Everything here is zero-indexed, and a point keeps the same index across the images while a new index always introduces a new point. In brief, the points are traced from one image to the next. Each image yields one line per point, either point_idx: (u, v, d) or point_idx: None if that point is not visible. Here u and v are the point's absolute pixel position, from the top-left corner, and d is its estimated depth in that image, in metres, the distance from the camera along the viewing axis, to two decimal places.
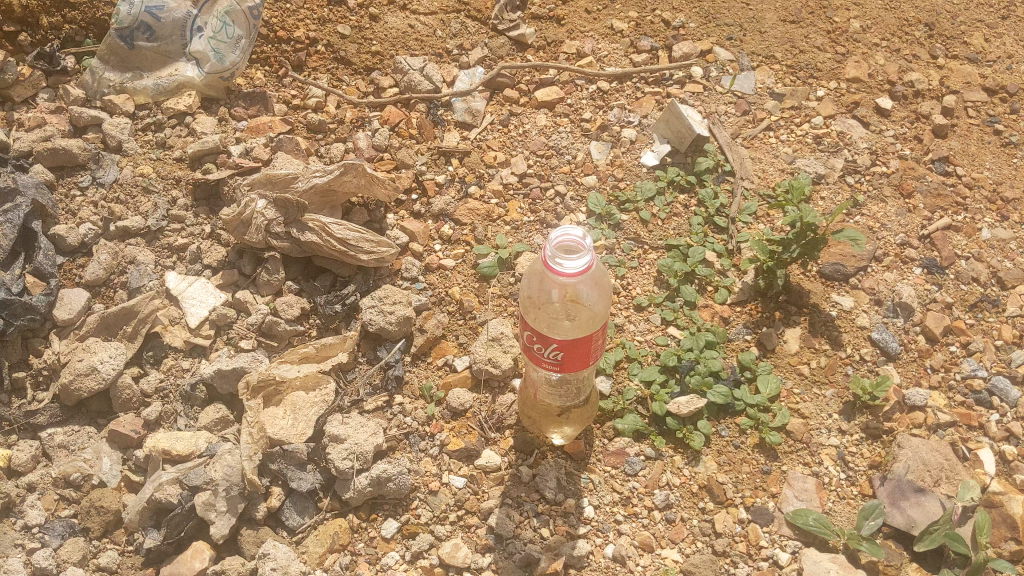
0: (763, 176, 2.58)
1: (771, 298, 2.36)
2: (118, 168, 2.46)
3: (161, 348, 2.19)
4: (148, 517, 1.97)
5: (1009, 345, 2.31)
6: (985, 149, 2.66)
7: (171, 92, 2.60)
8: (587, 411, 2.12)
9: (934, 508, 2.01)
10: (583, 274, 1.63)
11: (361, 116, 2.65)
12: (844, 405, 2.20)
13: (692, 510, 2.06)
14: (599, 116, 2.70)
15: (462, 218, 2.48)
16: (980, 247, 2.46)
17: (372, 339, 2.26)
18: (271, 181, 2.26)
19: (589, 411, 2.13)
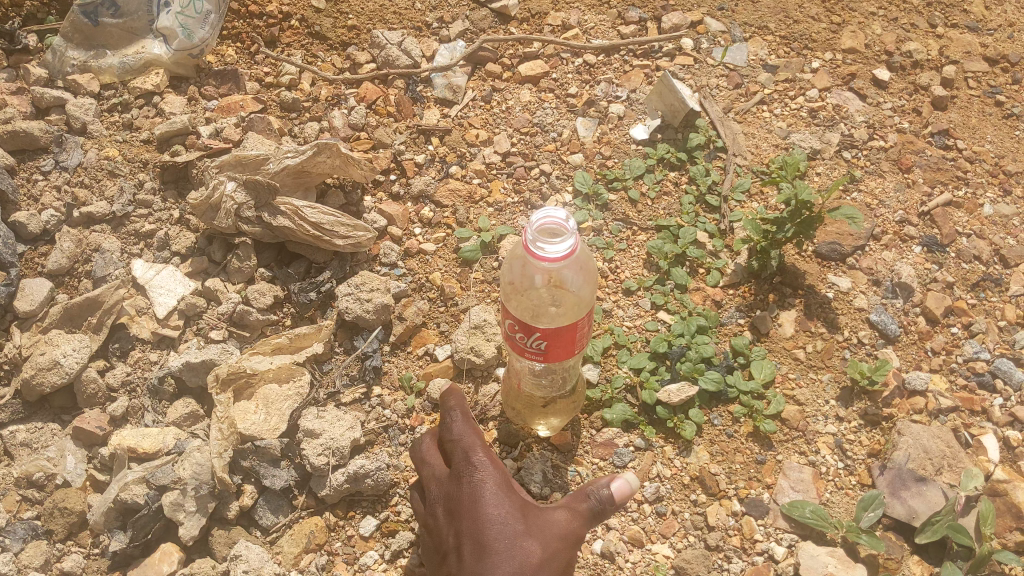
0: (757, 152, 2.47)
1: (764, 280, 2.26)
2: (82, 151, 2.34)
3: (128, 339, 2.09)
4: (114, 519, 1.88)
5: (1012, 326, 2.22)
6: (987, 122, 2.56)
7: (139, 71, 2.48)
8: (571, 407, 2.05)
9: (937, 498, 1.93)
10: (566, 257, 1.51)
11: (337, 93, 2.53)
12: (841, 391, 2.11)
13: (683, 503, 1.98)
14: (586, 91, 2.59)
15: (443, 199, 2.37)
16: (981, 223, 2.37)
17: (349, 327, 2.16)
18: (241, 163, 2.15)
19: (573, 411, 2.07)
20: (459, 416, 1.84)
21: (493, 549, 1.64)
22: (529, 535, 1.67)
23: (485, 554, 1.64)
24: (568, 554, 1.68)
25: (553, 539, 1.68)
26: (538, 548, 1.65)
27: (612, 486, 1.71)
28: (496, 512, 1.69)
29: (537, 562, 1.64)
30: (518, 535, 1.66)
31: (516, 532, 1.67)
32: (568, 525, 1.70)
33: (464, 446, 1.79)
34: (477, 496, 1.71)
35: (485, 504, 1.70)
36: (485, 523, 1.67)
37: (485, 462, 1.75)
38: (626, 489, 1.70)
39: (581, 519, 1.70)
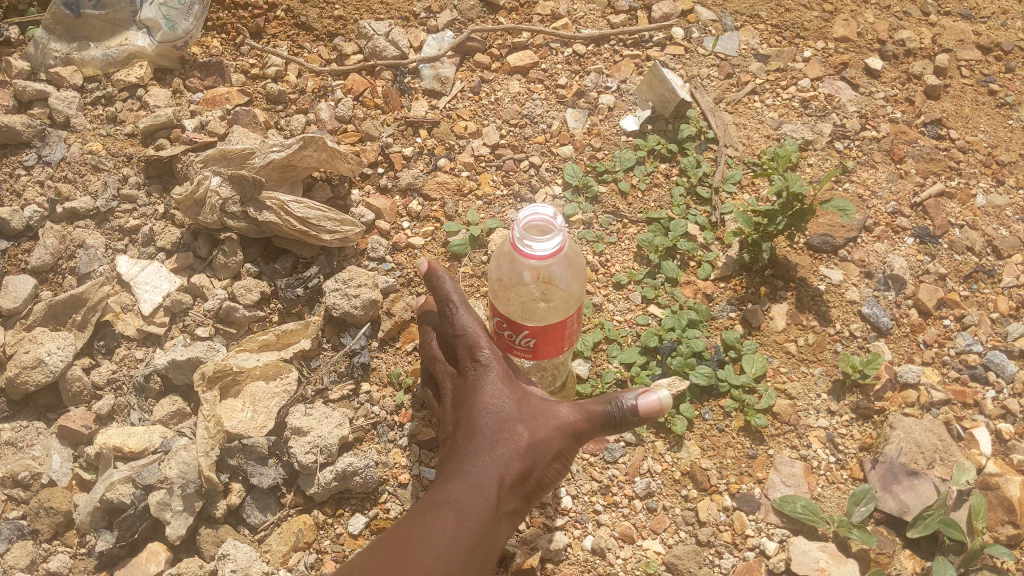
0: (748, 143, 2.45)
1: (756, 273, 2.25)
2: (65, 144, 2.32)
3: (113, 337, 2.07)
4: (100, 519, 1.86)
5: (1005, 318, 2.21)
6: (980, 111, 2.54)
7: (122, 63, 2.44)
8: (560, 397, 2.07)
9: (929, 492, 1.93)
10: (554, 258, 1.49)
11: (323, 85, 2.51)
12: (832, 384, 2.10)
13: (674, 498, 1.97)
14: (575, 82, 2.56)
15: (430, 192, 2.35)
16: (974, 214, 2.35)
17: (336, 323, 2.14)
18: (225, 157, 2.12)
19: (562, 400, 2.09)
20: (462, 309, 1.80)
21: (484, 432, 1.72)
22: (520, 421, 1.73)
23: (476, 439, 1.72)
24: (564, 441, 1.71)
25: (546, 426, 1.72)
26: (527, 433, 1.72)
27: (639, 398, 1.61)
28: (490, 402, 1.74)
29: (524, 447, 1.71)
30: (508, 420, 1.73)
31: (508, 419, 1.73)
32: (565, 414, 1.72)
33: (468, 343, 1.79)
34: (476, 384, 1.77)
35: (485, 398, 1.75)
36: (480, 411, 1.74)
37: (486, 354, 1.77)
38: (654, 403, 1.60)
39: (579, 416, 1.69)
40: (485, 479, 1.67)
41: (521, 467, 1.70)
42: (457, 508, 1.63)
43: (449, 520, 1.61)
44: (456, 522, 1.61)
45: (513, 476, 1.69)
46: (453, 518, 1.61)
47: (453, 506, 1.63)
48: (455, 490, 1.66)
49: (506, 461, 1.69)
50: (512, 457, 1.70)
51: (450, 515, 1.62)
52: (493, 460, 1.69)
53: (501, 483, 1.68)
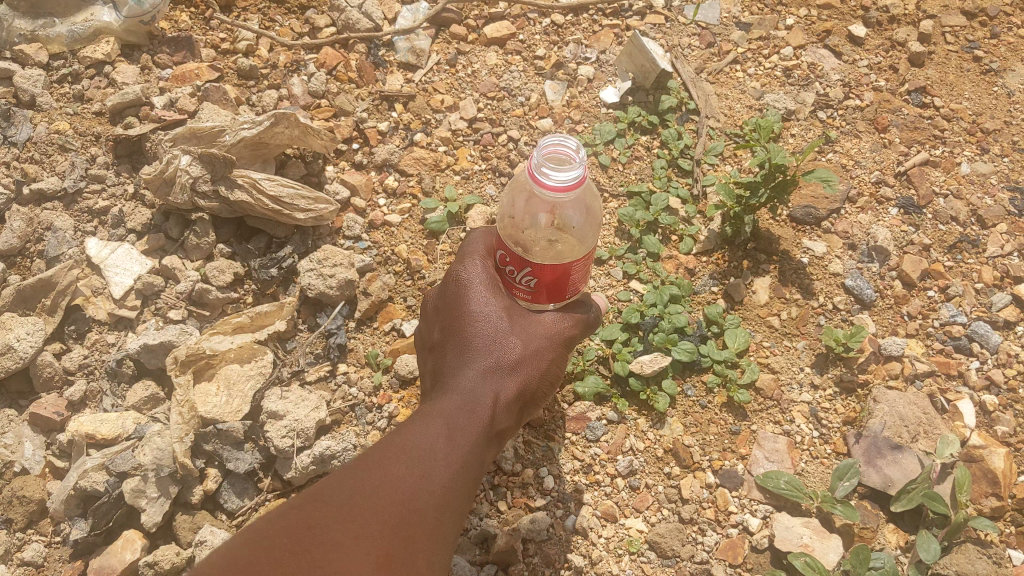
0: (730, 114, 2.41)
1: (738, 247, 2.22)
2: (31, 125, 2.24)
3: (84, 321, 2.02)
4: (74, 506, 1.83)
5: (989, 288, 2.18)
6: (964, 78, 2.50)
7: (89, 39, 2.36)
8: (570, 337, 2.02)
9: (912, 466, 1.91)
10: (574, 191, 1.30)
11: (296, 59, 2.45)
12: (816, 358, 2.08)
13: (657, 476, 1.95)
14: (554, 53, 2.51)
15: (407, 168, 2.31)
16: (958, 183, 2.32)
17: (312, 303, 2.10)
18: (195, 135, 2.06)
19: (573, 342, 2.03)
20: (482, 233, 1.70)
21: (476, 345, 1.58)
22: (514, 332, 1.60)
23: (469, 349, 1.59)
24: (553, 351, 1.65)
25: (538, 340, 1.63)
26: (521, 345, 1.60)
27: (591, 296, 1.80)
28: (483, 312, 1.60)
29: (517, 359, 1.59)
30: (501, 330, 1.59)
31: (502, 331, 1.60)
32: (557, 324, 1.65)
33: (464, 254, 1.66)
34: (466, 291, 1.62)
35: (474, 307, 1.60)
36: (471, 321, 1.60)
37: (479, 261, 1.63)
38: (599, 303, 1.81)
39: (570, 322, 1.66)
40: (479, 391, 1.55)
41: (513, 379, 1.59)
42: (446, 427, 1.47)
43: (441, 435, 1.45)
44: (448, 438, 1.46)
45: (505, 389, 1.58)
46: (444, 433, 1.46)
47: (440, 422, 1.48)
48: (444, 402, 1.52)
49: (498, 373, 1.57)
50: (501, 374, 1.58)
51: (441, 427, 1.47)
52: (484, 371, 1.57)
53: (493, 400, 1.55)
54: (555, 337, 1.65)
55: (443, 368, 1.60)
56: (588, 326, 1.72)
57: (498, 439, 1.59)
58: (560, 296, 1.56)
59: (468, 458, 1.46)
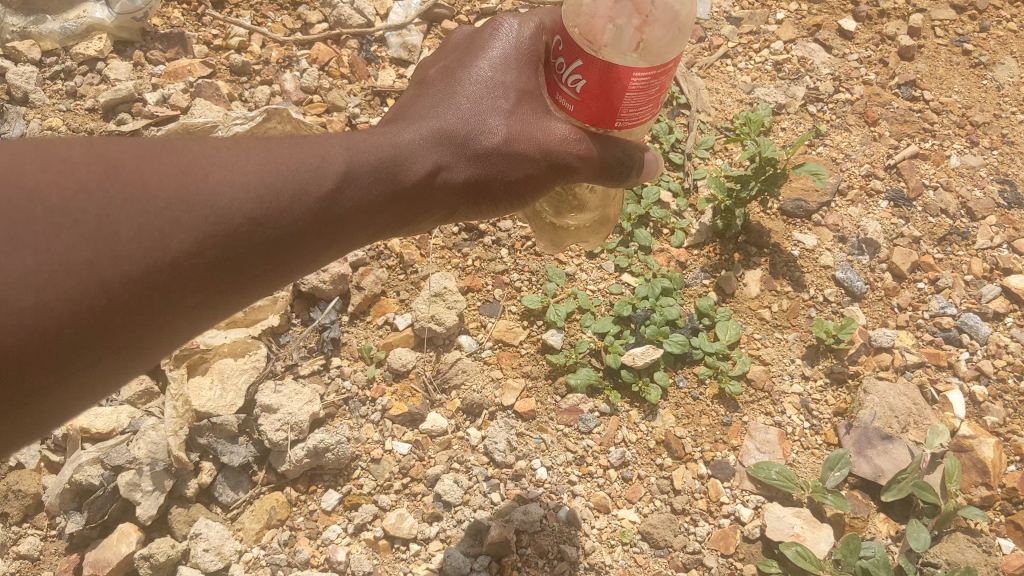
0: (720, 108, 2.42)
1: (729, 239, 2.22)
2: (24, 121, 2.25)
3: None
4: (69, 500, 1.85)
5: (979, 280, 2.20)
6: (954, 71, 2.51)
7: (81, 36, 2.37)
8: (599, 229, 2.10)
9: (902, 456, 1.93)
10: None
11: (288, 55, 2.45)
12: (806, 350, 2.09)
13: (650, 467, 1.96)
14: None
15: None
16: (948, 175, 2.33)
17: (305, 298, 2.11)
18: (187, 130, 2.15)
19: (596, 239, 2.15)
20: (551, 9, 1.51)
21: (462, 90, 1.41)
22: (507, 115, 1.39)
23: (445, 99, 1.41)
24: (543, 165, 1.40)
25: (535, 132, 1.39)
26: (506, 132, 1.38)
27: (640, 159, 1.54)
28: (496, 61, 1.43)
29: (490, 151, 1.38)
30: (499, 106, 1.40)
31: (493, 108, 1.39)
32: (563, 136, 1.39)
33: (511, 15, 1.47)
34: (492, 41, 1.45)
35: (479, 75, 1.42)
36: (468, 84, 1.41)
37: (528, 29, 1.46)
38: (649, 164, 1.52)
39: (581, 150, 1.40)
40: (423, 152, 1.34)
41: (470, 168, 1.38)
42: (342, 167, 1.25)
43: (339, 148, 1.27)
44: (344, 150, 1.27)
45: (455, 174, 1.37)
46: (343, 153, 1.26)
47: (340, 143, 1.28)
48: (380, 133, 1.34)
49: (461, 144, 1.37)
50: (460, 159, 1.37)
51: (341, 142, 1.28)
52: (437, 130, 1.37)
53: (427, 173, 1.35)
54: (554, 153, 1.39)
55: (412, 109, 1.42)
56: (609, 173, 1.46)
57: (414, 209, 1.37)
58: (604, 119, 1.36)
59: (328, 237, 1.23)
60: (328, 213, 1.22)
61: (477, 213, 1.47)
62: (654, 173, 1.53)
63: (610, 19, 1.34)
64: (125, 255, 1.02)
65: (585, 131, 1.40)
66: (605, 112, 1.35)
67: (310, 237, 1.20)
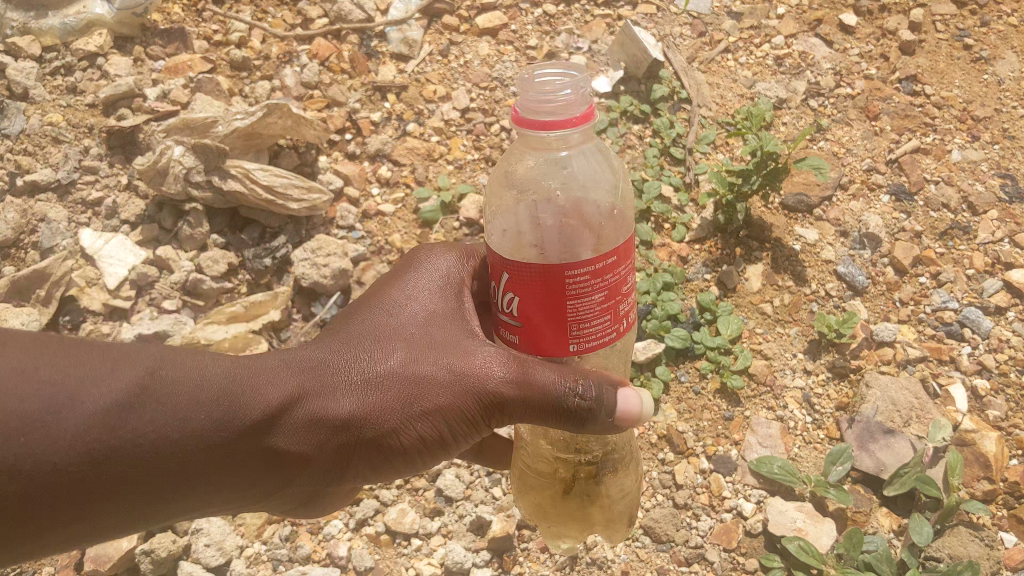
0: (721, 103, 2.43)
1: (731, 234, 2.22)
2: (25, 117, 2.24)
3: (79, 312, 2.03)
4: None
5: (981, 274, 2.18)
6: (955, 66, 2.51)
7: (81, 31, 2.37)
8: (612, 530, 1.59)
9: (904, 450, 1.92)
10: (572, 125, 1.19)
11: (288, 50, 2.45)
12: (808, 344, 2.09)
13: (652, 462, 1.96)
14: (546, 43, 2.52)
15: (400, 157, 2.31)
16: (950, 170, 2.32)
17: (307, 293, 2.11)
18: (188, 126, 2.09)
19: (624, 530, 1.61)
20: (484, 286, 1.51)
21: (371, 325, 1.37)
22: (408, 340, 1.33)
23: (342, 334, 1.36)
24: (453, 395, 1.26)
25: (440, 360, 1.29)
26: (401, 358, 1.30)
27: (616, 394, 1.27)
28: (411, 291, 1.42)
29: (384, 375, 1.29)
30: (404, 329, 1.35)
31: (397, 330, 1.35)
32: (486, 366, 1.26)
33: (450, 273, 1.47)
34: (413, 283, 1.44)
35: (396, 308, 1.39)
36: (384, 314, 1.38)
37: (453, 284, 1.45)
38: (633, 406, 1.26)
39: (508, 375, 1.24)
40: (282, 377, 1.28)
41: (350, 400, 1.28)
42: (138, 382, 1.18)
43: (201, 359, 1.26)
44: (218, 372, 1.25)
45: (328, 404, 1.27)
46: (209, 364, 1.25)
47: (151, 358, 1.22)
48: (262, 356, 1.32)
49: (358, 378, 1.29)
50: (357, 383, 1.29)
51: (215, 362, 1.26)
52: (320, 360, 1.31)
53: (313, 411, 1.27)
54: (468, 378, 1.26)
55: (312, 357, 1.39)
56: (565, 411, 1.22)
57: (278, 452, 1.27)
58: (554, 344, 1.22)
59: (131, 474, 1.17)
60: (102, 445, 1.14)
61: (384, 465, 1.33)
62: (640, 417, 1.27)
63: (555, 247, 1.27)
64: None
65: (515, 355, 1.25)
66: (556, 331, 1.21)
67: (197, 458, 1.20)
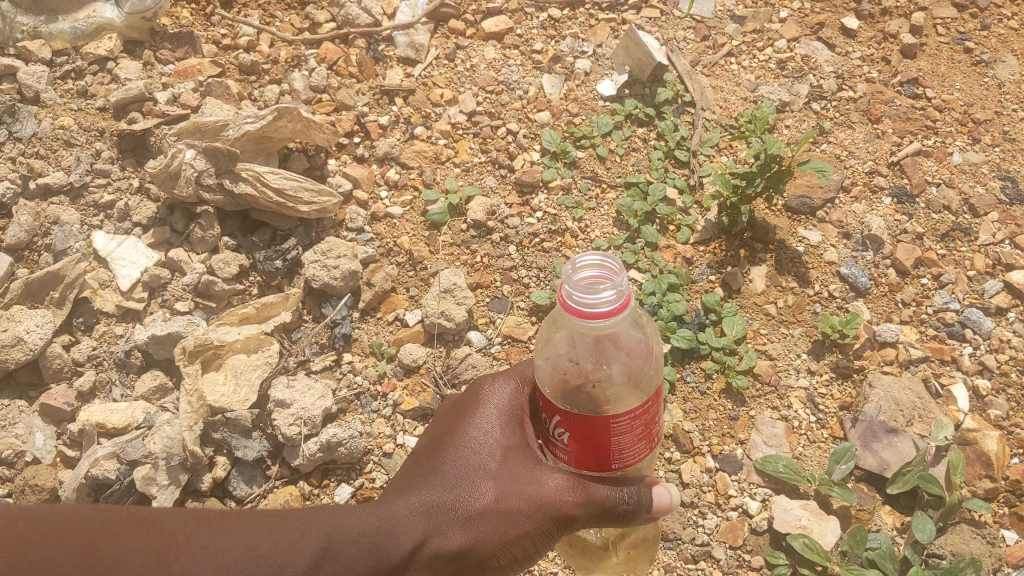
0: (725, 106, 2.45)
1: (734, 236, 2.25)
2: (36, 120, 2.26)
3: (92, 313, 2.06)
4: (86, 495, 1.86)
5: (981, 276, 2.21)
6: (956, 69, 2.54)
7: (91, 36, 2.39)
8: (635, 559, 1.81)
9: (907, 449, 1.95)
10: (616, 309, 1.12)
11: (296, 55, 2.47)
12: (812, 345, 2.12)
13: (658, 461, 1.99)
14: (551, 47, 2.54)
15: (409, 161, 2.33)
16: (951, 172, 2.35)
17: (317, 294, 2.13)
18: (199, 130, 2.12)
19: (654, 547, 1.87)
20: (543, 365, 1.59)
21: (453, 469, 1.48)
22: (494, 476, 1.45)
23: (435, 474, 1.49)
24: (535, 521, 1.40)
25: (520, 491, 1.42)
26: (494, 494, 1.44)
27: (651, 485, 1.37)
28: (483, 427, 1.51)
29: (480, 509, 1.44)
30: (487, 468, 1.46)
31: (481, 469, 1.46)
32: (558, 491, 1.38)
33: (518, 380, 1.55)
34: (486, 401, 1.54)
35: (474, 429, 1.51)
36: (464, 444, 1.50)
37: (518, 387, 1.54)
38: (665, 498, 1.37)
39: (576, 499, 1.36)
40: (409, 524, 1.44)
41: (459, 534, 1.44)
42: (320, 546, 1.40)
43: (317, 550, 1.39)
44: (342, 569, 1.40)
45: (441, 542, 1.44)
46: (338, 565, 1.40)
47: (323, 525, 1.43)
48: (366, 512, 1.46)
49: (450, 516, 1.44)
50: (450, 530, 1.44)
51: (339, 563, 1.40)
52: (425, 506, 1.45)
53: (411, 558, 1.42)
54: (543, 499, 1.39)
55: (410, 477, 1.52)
56: (616, 514, 1.35)
57: None
58: (601, 465, 1.29)
59: None
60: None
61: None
62: (671, 506, 1.37)
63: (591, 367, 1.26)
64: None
65: (577, 478, 1.36)
66: (599, 457, 1.28)
67: None
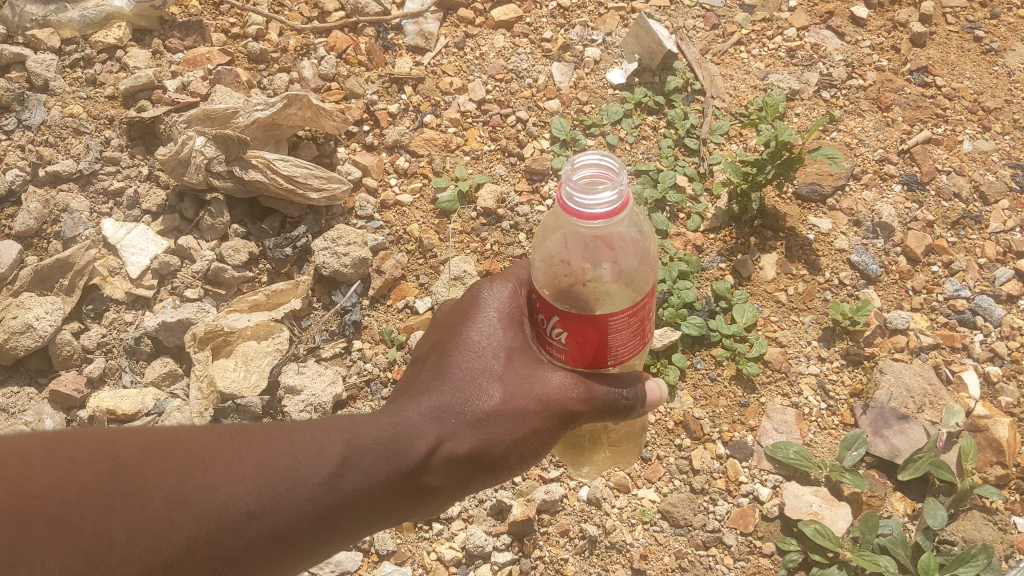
0: (735, 94, 2.45)
1: (745, 224, 2.24)
2: (45, 108, 2.27)
3: (102, 300, 2.05)
4: None
5: (992, 263, 2.21)
6: (965, 58, 2.53)
7: (100, 24, 2.39)
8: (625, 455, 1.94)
9: (919, 435, 1.95)
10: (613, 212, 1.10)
11: (305, 43, 2.47)
12: (823, 332, 2.11)
13: (668, 448, 1.99)
14: (561, 35, 2.54)
15: (418, 149, 2.33)
16: (961, 160, 2.35)
17: (326, 282, 2.13)
18: (209, 117, 2.10)
19: (641, 438, 1.97)
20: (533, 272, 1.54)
21: (458, 373, 1.41)
22: (502, 379, 1.39)
23: (442, 377, 1.40)
24: (544, 419, 1.38)
25: (530, 392, 1.38)
26: (502, 396, 1.38)
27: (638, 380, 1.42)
28: (484, 329, 1.43)
29: (490, 411, 1.38)
30: (491, 371, 1.40)
31: (487, 372, 1.40)
32: (567, 389, 1.36)
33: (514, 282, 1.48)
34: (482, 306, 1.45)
35: (477, 331, 1.43)
36: (465, 348, 1.42)
37: (514, 289, 1.47)
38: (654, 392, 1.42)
39: (580, 395, 1.35)
40: (421, 429, 1.35)
41: (470, 438, 1.37)
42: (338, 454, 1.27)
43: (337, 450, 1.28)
44: (360, 473, 1.28)
45: (453, 446, 1.36)
46: (356, 471, 1.28)
47: (340, 433, 1.30)
48: (373, 419, 1.35)
49: (459, 418, 1.37)
50: (460, 432, 1.37)
51: (356, 468, 1.28)
52: (434, 408, 1.38)
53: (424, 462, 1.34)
54: (552, 399, 1.36)
55: (414, 382, 1.44)
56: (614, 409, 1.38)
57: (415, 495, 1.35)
58: (597, 362, 1.28)
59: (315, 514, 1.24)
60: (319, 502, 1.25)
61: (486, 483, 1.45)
62: (660, 399, 1.43)
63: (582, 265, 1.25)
64: (65, 484, 1.08)
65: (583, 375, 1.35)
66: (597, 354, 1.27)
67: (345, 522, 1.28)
